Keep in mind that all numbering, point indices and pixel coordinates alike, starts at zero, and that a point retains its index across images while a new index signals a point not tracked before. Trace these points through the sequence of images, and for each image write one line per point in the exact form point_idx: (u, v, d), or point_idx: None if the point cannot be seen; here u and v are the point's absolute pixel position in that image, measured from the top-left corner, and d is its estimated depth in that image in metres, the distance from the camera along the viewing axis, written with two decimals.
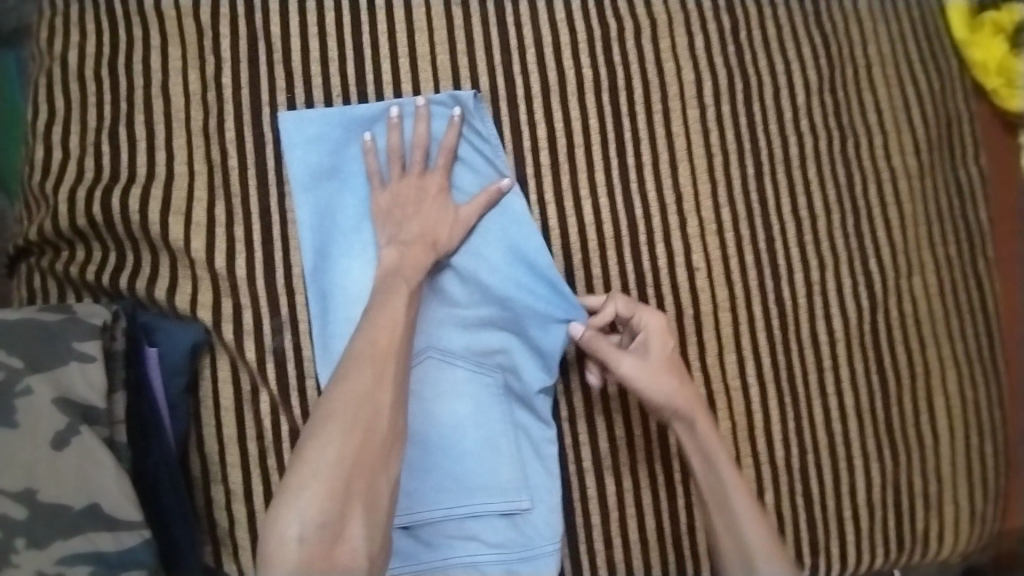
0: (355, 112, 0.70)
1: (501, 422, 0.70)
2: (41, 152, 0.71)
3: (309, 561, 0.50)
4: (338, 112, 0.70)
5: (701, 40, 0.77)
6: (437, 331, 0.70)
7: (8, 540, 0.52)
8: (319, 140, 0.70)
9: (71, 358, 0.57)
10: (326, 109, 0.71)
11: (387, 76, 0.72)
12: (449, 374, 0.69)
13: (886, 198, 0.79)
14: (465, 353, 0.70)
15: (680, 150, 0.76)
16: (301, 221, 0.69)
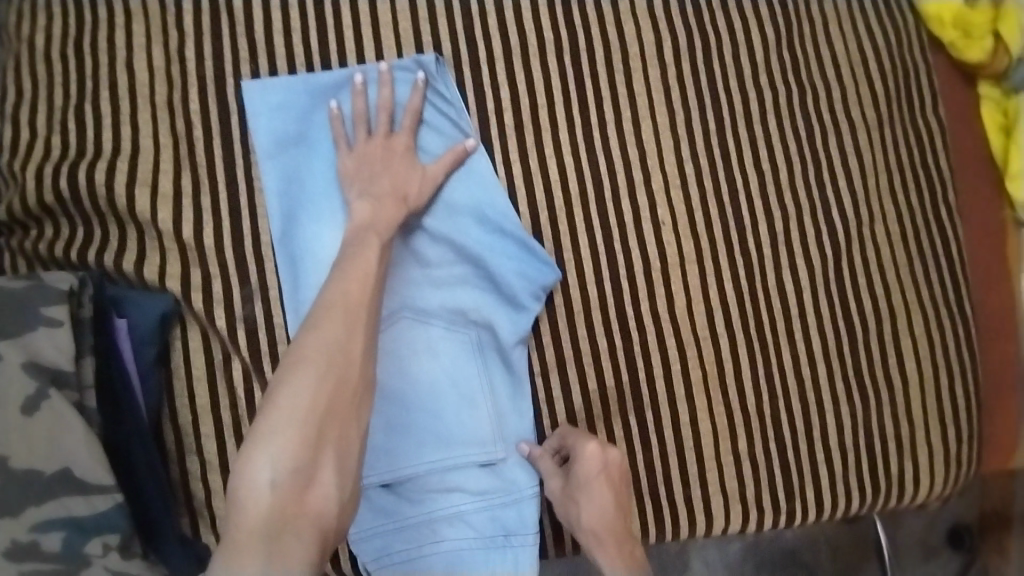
0: (319, 78, 0.71)
1: (477, 380, 0.71)
2: (7, 132, 0.71)
3: (281, 507, 0.51)
4: (302, 80, 0.71)
5: (659, 0, 0.78)
6: (410, 292, 0.70)
7: None
8: (284, 109, 0.71)
9: (39, 323, 0.57)
10: (289, 77, 0.71)
11: (349, 42, 0.72)
12: (423, 334, 0.70)
13: (847, 148, 0.81)
14: (438, 312, 0.71)
15: (643, 107, 0.77)
16: (269, 189, 0.70)
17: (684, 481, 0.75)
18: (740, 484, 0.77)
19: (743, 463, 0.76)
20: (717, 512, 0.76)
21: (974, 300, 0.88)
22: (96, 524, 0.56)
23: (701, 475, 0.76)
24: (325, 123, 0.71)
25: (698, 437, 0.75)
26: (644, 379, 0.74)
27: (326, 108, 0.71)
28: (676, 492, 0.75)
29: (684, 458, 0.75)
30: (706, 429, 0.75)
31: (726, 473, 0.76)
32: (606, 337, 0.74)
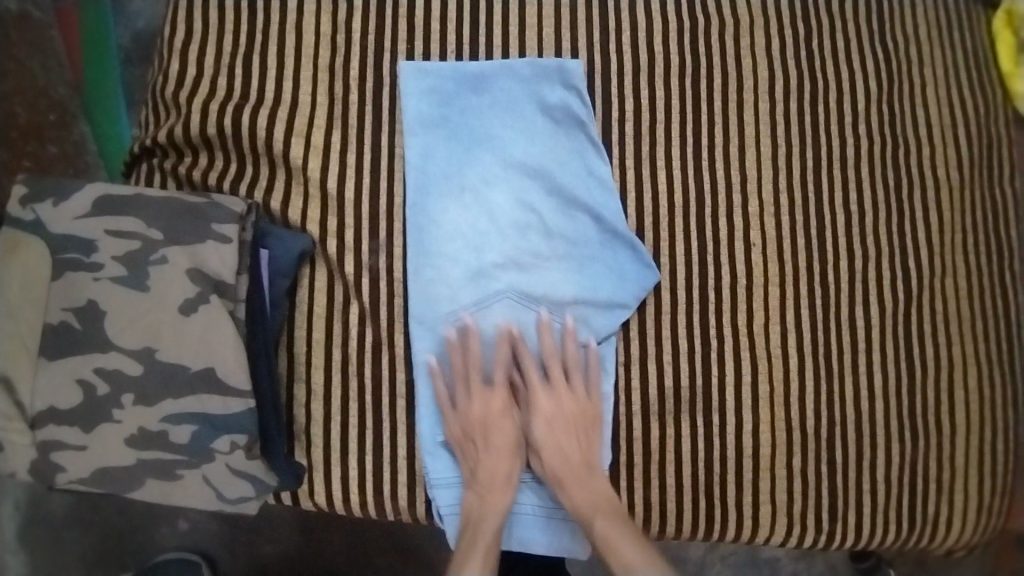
0: (467, 70, 0.78)
1: (564, 366, 0.75)
2: (177, 67, 0.79)
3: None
4: (452, 68, 0.78)
5: (777, 43, 0.86)
6: (519, 278, 0.76)
7: (117, 394, 0.60)
8: (433, 93, 0.78)
9: (209, 237, 0.62)
10: (440, 64, 0.78)
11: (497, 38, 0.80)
12: (524, 317, 0.76)
13: (927, 202, 0.87)
14: (541, 301, 0.76)
15: (749, 136, 0.83)
16: (410, 166, 0.76)
17: (738, 486, 0.80)
18: (788, 497, 0.81)
19: (794, 478, 0.81)
20: (763, 520, 0.81)
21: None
22: (226, 423, 0.61)
23: (754, 483, 0.80)
24: (467, 108, 0.78)
25: (757, 446, 0.80)
26: (716, 384, 0.79)
27: (470, 97, 0.78)
28: (729, 495, 0.80)
29: (741, 464, 0.80)
30: (766, 441, 0.80)
31: (778, 484, 0.81)
32: (687, 338, 0.79)
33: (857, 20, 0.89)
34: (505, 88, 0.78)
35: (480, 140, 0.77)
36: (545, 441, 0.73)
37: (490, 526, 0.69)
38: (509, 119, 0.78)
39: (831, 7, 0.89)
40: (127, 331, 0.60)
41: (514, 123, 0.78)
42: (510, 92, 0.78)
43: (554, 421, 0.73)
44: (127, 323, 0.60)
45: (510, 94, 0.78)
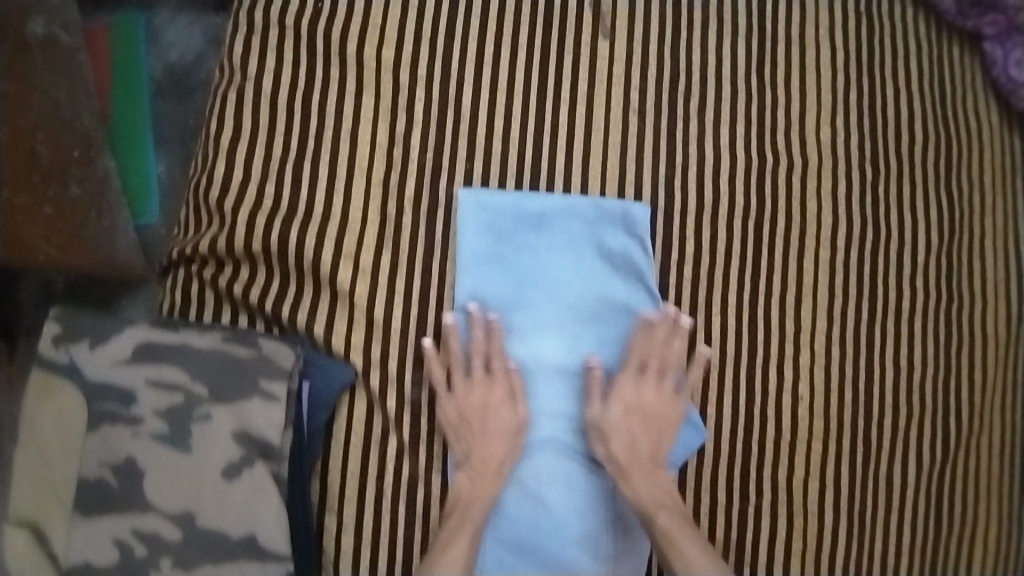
0: (527, 205, 0.76)
1: (604, 523, 0.74)
2: (222, 169, 0.75)
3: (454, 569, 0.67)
4: (514, 203, 0.76)
5: (844, 188, 0.84)
6: (566, 428, 0.75)
7: (154, 558, 0.57)
8: (490, 227, 0.76)
9: (256, 396, 0.59)
10: (499, 195, 0.76)
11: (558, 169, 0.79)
12: (567, 470, 0.74)
13: (974, 361, 0.88)
14: (587, 453, 0.75)
15: (808, 285, 0.82)
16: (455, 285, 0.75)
17: None
18: None
19: None
20: None
21: None
22: None
23: None
24: (524, 244, 0.76)
25: None
26: (750, 540, 0.80)
27: (527, 234, 0.76)
28: None
29: None
30: None
31: None
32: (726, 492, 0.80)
33: (925, 166, 0.87)
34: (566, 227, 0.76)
35: (535, 278, 0.76)
36: (619, 434, 0.73)
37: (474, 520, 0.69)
38: (568, 260, 0.76)
39: (900, 150, 0.87)
40: (167, 492, 0.57)
41: (573, 265, 0.76)
42: (572, 230, 0.76)
43: (632, 411, 0.73)
44: (168, 484, 0.57)
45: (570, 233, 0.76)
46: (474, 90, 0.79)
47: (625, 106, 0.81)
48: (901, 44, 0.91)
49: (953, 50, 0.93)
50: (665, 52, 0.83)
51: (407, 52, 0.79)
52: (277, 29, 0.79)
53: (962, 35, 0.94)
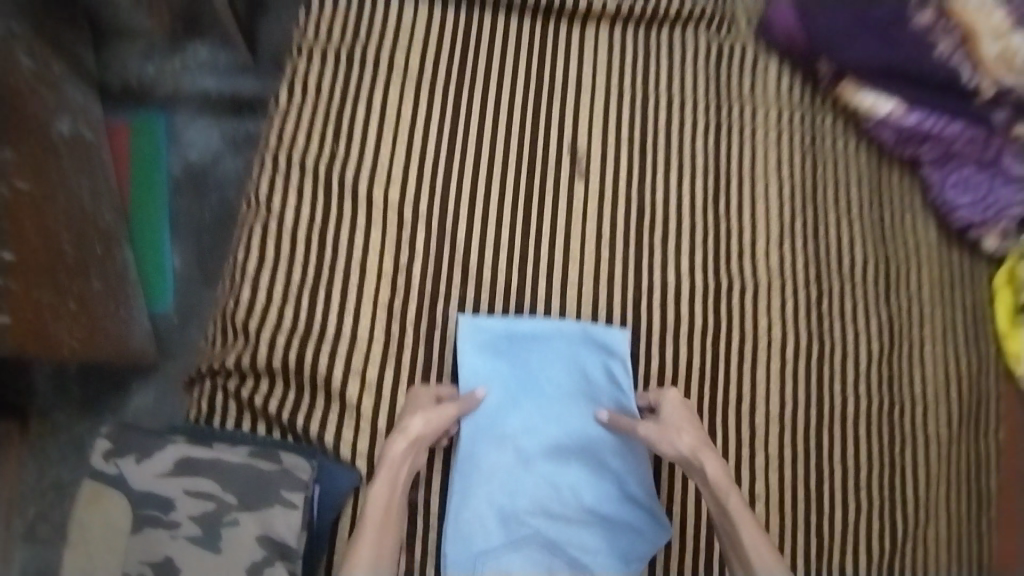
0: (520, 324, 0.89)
1: None
2: (248, 294, 0.86)
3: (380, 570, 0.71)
4: (506, 323, 0.89)
5: (791, 307, 0.96)
6: (546, 525, 0.85)
7: None
8: (492, 343, 0.89)
9: (278, 502, 0.68)
10: (499, 318, 0.89)
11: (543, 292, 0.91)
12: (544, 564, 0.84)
13: (918, 458, 0.98)
14: (562, 549, 0.84)
15: (762, 392, 0.93)
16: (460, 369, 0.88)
17: None
18: None
19: None
20: None
21: None
22: None
23: None
24: (519, 358, 0.89)
25: None
26: None
27: (522, 350, 0.89)
28: None
29: None
30: None
31: None
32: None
33: (864, 283, 1.00)
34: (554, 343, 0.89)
35: (528, 389, 0.89)
36: (680, 439, 0.80)
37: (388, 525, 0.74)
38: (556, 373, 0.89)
39: (842, 271, 1.00)
40: None
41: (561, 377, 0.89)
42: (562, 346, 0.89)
43: (682, 423, 0.81)
44: None
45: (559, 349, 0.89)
46: (468, 226, 0.94)
47: (596, 237, 0.95)
48: (841, 176, 1.05)
49: (893, 176, 1.07)
50: (631, 189, 0.98)
51: (411, 193, 0.94)
52: (299, 170, 0.92)
53: (902, 160, 1.08)
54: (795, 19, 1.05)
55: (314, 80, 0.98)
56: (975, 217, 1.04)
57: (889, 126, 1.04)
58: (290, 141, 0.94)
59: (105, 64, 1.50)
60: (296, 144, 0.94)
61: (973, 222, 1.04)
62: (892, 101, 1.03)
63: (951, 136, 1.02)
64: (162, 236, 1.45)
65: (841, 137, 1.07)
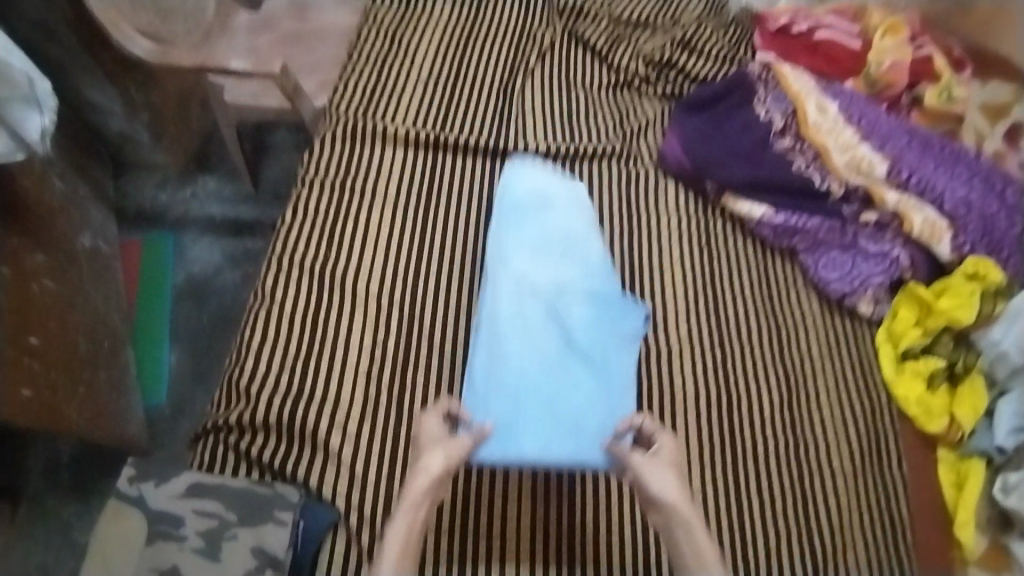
0: (538, 277, 1.10)
1: None
2: (251, 363, 1.04)
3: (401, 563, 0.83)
4: (510, 406, 0.99)
5: (697, 367, 1.21)
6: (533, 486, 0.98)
7: None
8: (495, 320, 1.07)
9: (271, 520, 0.81)
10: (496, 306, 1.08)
11: (543, 292, 1.09)
12: None
13: (827, 491, 1.14)
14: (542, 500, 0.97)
15: (680, 439, 1.14)
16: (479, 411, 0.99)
17: None
18: None
19: None
20: None
21: None
22: None
23: None
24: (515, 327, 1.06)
25: None
26: None
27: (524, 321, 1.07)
28: None
29: None
30: None
31: None
32: None
33: (760, 346, 1.24)
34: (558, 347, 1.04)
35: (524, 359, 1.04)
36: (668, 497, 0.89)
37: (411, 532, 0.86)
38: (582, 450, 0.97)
39: (739, 336, 1.25)
40: None
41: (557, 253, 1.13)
42: (567, 284, 1.10)
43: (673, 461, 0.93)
44: None
45: (563, 283, 1.10)
46: (434, 310, 1.14)
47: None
48: (732, 264, 1.32)
49: (776, 262, 1.33)
50: None
51: (387, 283, 1.16)
52: (297, 266, 1.14)
53: (782, 250, 1.34)
54: (684, 152, 1.36)
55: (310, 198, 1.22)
56: (846, 288, 1.28)
57: (765, 225, 1.32)
58: (291, 246, 1.16)
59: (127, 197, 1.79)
60: (295, 247, 1.16)
61: (846, 292, 1.28)
62: (764, 206, 1.32)
63: (814, 226, 1.30)
64: (162, 335, 1.66)
65: (732, 234, 1.35)
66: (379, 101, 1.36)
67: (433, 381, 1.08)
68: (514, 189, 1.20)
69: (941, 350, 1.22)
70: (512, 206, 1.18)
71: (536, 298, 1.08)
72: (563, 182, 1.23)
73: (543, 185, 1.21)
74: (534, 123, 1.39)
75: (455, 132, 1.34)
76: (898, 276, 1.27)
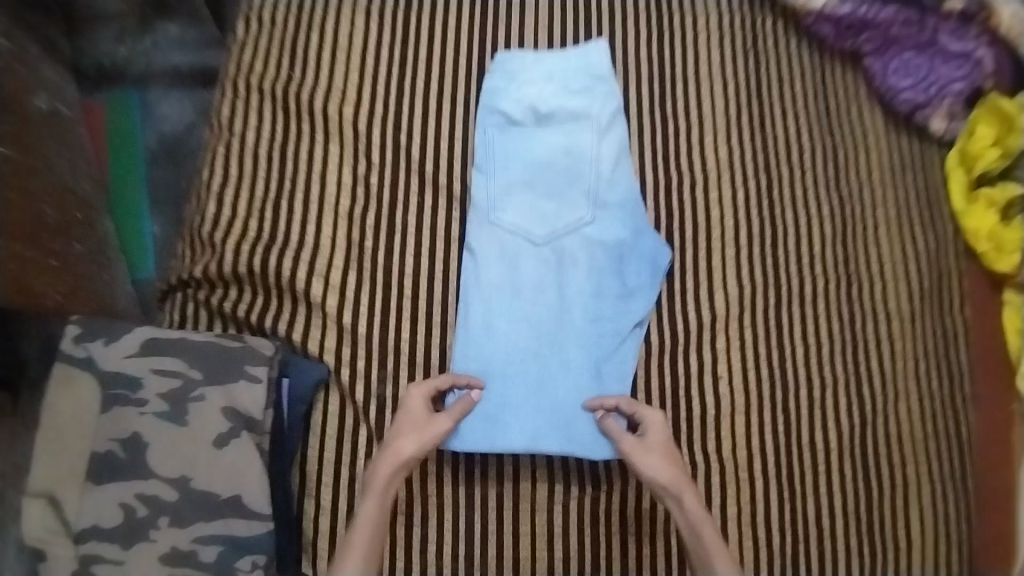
0: (537, 273, 0.92)
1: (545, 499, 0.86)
2: (213, 209, 0.89)
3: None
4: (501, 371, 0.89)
5: (742, 195, 1.01)
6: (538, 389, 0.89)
7: (155, 516, 0.70)
8: (496, 188, 0.94)
9: (242, 377, 0.75)
10: (496, 188, 0.94)
11: (547, 221, 0.93)
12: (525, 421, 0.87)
13: (881, 335, 1.00)
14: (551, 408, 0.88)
15: (717, 279, 0.97)
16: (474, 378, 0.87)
17: None
18: None
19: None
20: None
21: (982, 481, 1.01)
22: (248, 544, 0.72)
23: None
24: (518, 206, 0.94)
25: None
26: None
27: (528, 196, 0.94)
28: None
29: None
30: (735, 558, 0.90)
31: None
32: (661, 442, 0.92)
33: (816, 173, 1.04)
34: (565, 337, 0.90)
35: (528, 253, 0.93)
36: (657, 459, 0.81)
37: (362, 534, 0.75)
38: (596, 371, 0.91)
39: (792, 161, 1.04)
40: (165, 461, 0.71)
41: (561, 155, 0.96)
42: (577, 207, 0.94)
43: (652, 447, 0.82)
44: (166, 453, 0.72)
45: (569, 226, 0.93)
46: (423, 140, 0.96)
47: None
48: (786, 76, 1.08)
49: (837, 71, 1.09)
50: None
51: (363, 107, 0.97)
52: (256, 93, 0.95)
53: (844, 55, 1.10)
54: None
55: (268, 10, 1.01)
56: (919, 98, 1.06)
57: (826, 20, 1.08)
58: (247, 67, 0.98)
59: (80, 52, 1.53)
60: (252, 69, 0.97)
61: (919, 103, 1.06)
62: None
63: (886, 21, 1.06)
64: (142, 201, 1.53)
65: (783, 37, 1.10)
66: None
67: (426, 223, 0.93)
68: (509, 114, 0.97)
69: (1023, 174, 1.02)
70: (503, 138, 0.96)
71: (535, 264, 0.92)
72: (568, 92, 0.98)
73: (538, 92, 0.98)
74: None
75: None
76: (979, 86, 1.05)
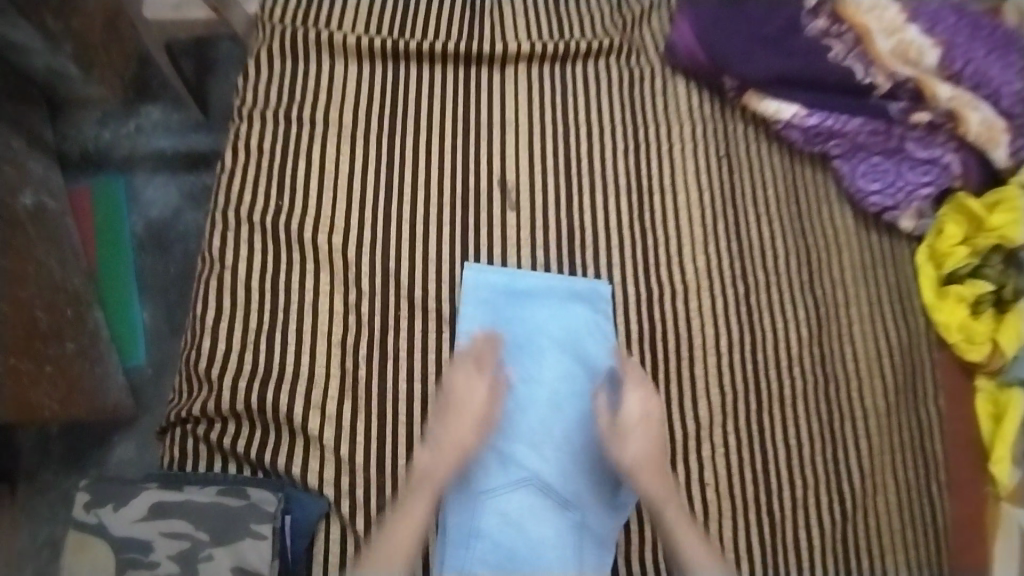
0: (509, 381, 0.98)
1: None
2: (207, 343, 0.92)
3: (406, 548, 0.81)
4: (507, 276, 1.01)
5: (721, 301, 1.06)
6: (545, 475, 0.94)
7: None
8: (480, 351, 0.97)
9: (246, 534, 0.79)
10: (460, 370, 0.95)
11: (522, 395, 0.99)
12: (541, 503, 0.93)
13: (860, 432, 1.05)
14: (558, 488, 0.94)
15: (700, 388, 1.02)
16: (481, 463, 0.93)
17: None
18: None
19: None
20: None
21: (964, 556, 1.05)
22: None
23: None
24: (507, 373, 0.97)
25: None
26: None
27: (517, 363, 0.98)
28: None
29: None
30: None
31: None
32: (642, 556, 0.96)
33: (789, 276, 1.09)
34: (545, 351, 1.00)
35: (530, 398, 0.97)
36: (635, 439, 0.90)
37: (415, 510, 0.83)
38: (576, 310, 1.01)
39: (766, 264, 1.09)
40: None
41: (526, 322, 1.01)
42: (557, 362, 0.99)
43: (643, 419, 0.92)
44: None
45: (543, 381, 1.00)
46: (411, 265, 1.00)
47: (531, 260, 1.05)
48: (759, 180, 1.13)
49: (807, 172, 1.15)
50: (560, 212, 1.07)
51: (350, 234, 1.01)
52: (245, 224, 0.99)
53: (815, 157, 1.15)
54: (695, 39, 1.14)
55: (252, 136, 1.05)
56: (888, 200, 1.10)
57: (795, 127, 1.12)
58: (236, 198, 1.01)
59: (64, 139, 1.58)
60: (237, 199, 1.01)
61: (888, 206, 1.11)
62: (796, 105, 1.12)
63: (854, 131, 1.10)
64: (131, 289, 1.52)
65: (754, 142, 1.15)
66: (327, 10, 1.14)
67: (417, 346, 0.96)
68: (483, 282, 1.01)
69: (991, 272, 1.07)
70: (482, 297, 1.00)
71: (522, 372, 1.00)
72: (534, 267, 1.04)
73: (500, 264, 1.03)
74: (513, 24, 1.18)
75: (420, 40, 1.14)
76: (947, 187, 1.10)
